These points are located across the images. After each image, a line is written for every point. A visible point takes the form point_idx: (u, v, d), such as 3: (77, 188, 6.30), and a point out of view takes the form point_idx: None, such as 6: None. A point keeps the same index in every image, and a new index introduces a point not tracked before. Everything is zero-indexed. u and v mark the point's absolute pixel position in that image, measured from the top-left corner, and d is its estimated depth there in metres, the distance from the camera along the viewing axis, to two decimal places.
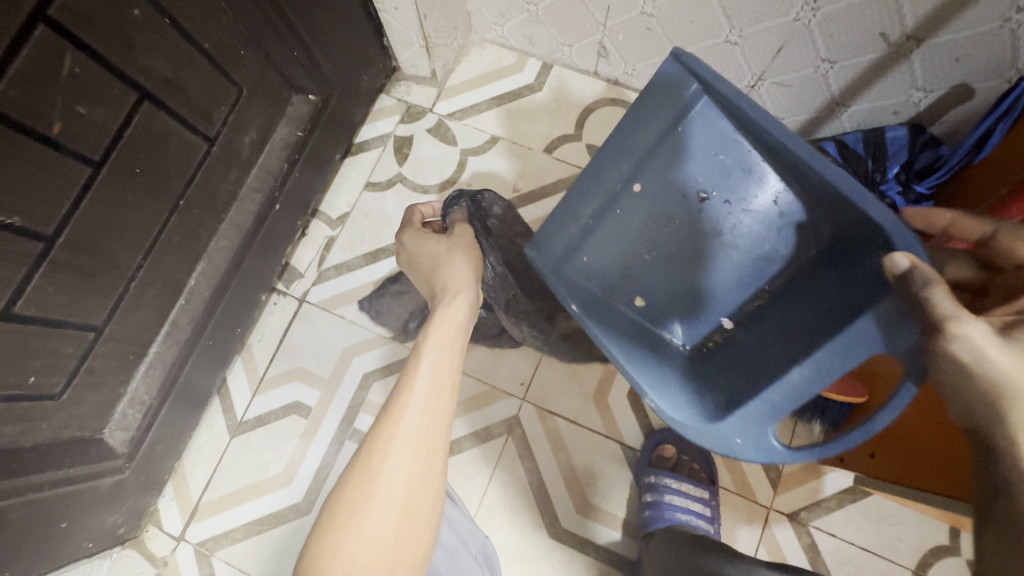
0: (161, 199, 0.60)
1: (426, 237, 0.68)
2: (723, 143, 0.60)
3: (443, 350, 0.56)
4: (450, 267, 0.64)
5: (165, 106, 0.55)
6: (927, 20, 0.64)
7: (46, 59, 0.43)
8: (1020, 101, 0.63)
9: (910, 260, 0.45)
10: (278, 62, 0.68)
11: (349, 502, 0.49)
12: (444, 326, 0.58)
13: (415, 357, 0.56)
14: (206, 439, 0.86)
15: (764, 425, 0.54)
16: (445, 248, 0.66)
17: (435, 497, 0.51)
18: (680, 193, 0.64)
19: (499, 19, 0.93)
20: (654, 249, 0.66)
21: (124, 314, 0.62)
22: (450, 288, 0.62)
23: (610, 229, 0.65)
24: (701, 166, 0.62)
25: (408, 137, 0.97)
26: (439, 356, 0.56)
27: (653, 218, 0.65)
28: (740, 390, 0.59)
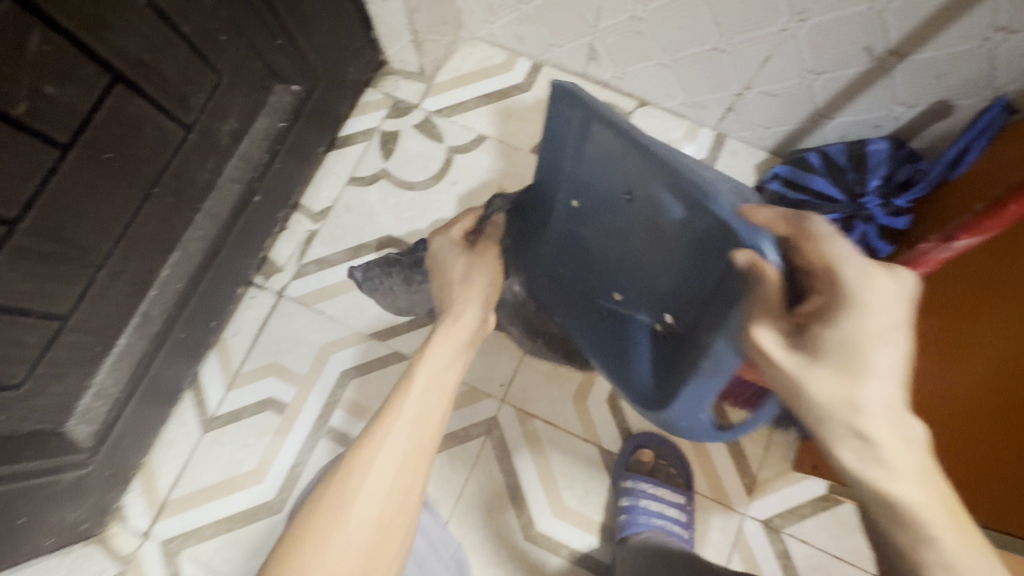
0: (133, 186, 0.58)
1: (451, 249, 0.64)
2: (628, 146, 0.46)
3: (438, 373, 0.56)
4: (466, 287, 0.61)
5: (139, 90, 0.54)
6: (910, 36, 0.64)
7: (10, 35, 0.41)
8: (996, 119, 0.66)
9: (751, 256, 0.40)
10: (261, 49, 0.67)
11: (317, 521, 0.48)
12: (444, 347, 0.57)
13: (408, 378, 0.55)
14: (176, 434, 0.84)
15: (692, 406, 0.48)
16: (467, 266, 0.63)
17: (408, 525, 0.51)
18: (616, 183, 0.52)
19: (490, 17, 0.93)
20: (623, 247, 0.56)
21: (92, 303, 0.60)
22: (455, 309, 0.60)
23: (575, 237, 0.60)
24: (626, 169, 0.48)
25: (394, 132, 0.96)
26: (432, 379, 0.55)
27: (612, 219, 0.54)
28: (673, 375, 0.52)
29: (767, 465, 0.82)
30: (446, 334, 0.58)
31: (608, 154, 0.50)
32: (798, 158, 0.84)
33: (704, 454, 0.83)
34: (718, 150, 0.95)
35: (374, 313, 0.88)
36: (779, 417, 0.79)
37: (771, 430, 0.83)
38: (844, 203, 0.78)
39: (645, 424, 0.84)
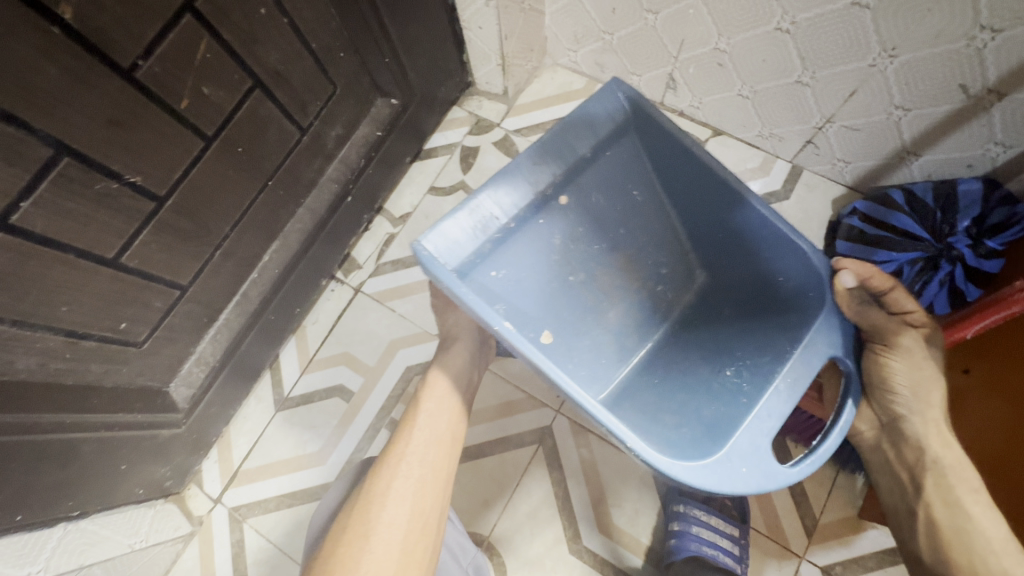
0: (254, 178, 0.66)
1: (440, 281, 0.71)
2: (633, 207, 0.68)
3: (443, 401, 0.64)
4: (456, 313, 0.70)
5: (271, 95, 0.62)
6: (1010, 75, 0.63)
7: (185, 43, 0.49)
8: None
9: (853, 280, 0.55)
10: (371, 66, 0.75)
11: (344, 551, 0.52)
12: (446, 375, 0.66)
13: (415, 408, 0.63)
14: (253, 409, 0.91)
15: (762, 434, 0.52)
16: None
17: (430, 548, 0.54)
18: (617, 207, 0.67)
19: (574, 45, 0.99)
20: (587, 274, 0.68)
21: (206, 278, 0.68)
22: (451, 334, 0.70)
23: (522, 247, 0.63)
24: (617, 216, 0.67)
25: (474, 148, 1.02)
26: (439, 405, 0.63)
27: (560, 249, 0.66)
28: (719, 431, 0.57)
29: (831, 508, 0.78)
30: (447, 363, 0.67)
31: (621, 195, 0.67)
32: (880, 197, 0.82)
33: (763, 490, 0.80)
34: (793, 181, 0.94)
35: None
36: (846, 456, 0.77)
37: (836, 472, 0.79)
38: (931, 244, 0.74)
39: None
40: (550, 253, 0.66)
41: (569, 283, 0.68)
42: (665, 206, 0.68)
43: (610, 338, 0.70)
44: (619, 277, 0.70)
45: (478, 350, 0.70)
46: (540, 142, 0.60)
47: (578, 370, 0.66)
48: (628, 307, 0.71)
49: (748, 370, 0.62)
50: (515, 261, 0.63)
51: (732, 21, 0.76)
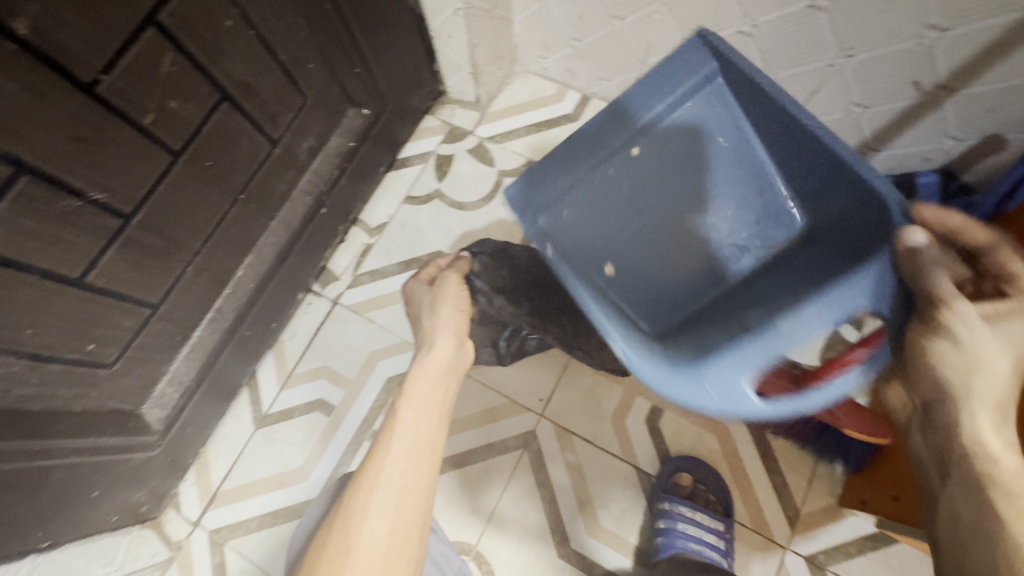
0: (225, 191, 0.65)
1: (421, 287, 0.74)
2: (699, 157, 0.69)
3: (422, 407, 0.62)
4: (433, 318, 0.70)
5: (240, 108, 0.61)
6: (959, 71, 0.66)
7: (148, 57, 0.49)
8: None
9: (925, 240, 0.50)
10: (341, 76, 0.75)
11: (324, 568, 0.50)
12: (425, 380, 0.64)
13: (394, 416, 0.61)
14: (231, 428, 0.89)
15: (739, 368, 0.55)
16: (433, 299, 0.71)
17: (413, 559, 0.53)
18: (679, 158, 0.69)
19: (544, 53, 1.00)
20: (651, 223, 0.70)
21: (177, 295, 0.67)
22: (429, 338, 0.68)
23: (586, 192, 0.71)
24: (683, 166, 0.69)
25: (449, 156, 1.02)
26: (418, 412, 0.61)
27: (619, 196, 0.71)
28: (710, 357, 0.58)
29: (812, 498, 0.80)
30: (427, 368, 0.65)
31: (722, 156, 0.69)
32: None
33: (746, 483, 0.81)
34: None
35: None
36: (824, 446, 0.79)
37: (815, 461, 0.81)
38: None
39: (684, 447, 0.83)
40: (612, 198, 0.71)
41: (622, 234, 0.71)
42: (754, 156, 0.68)
43: (680, 290, 0.69)
44: (695, 232, 0.69)
45: (458, 354, 0.68)
46: (618, 100, 0.69)
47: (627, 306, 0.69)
48: (705, 264, 0.69)
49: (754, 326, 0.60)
50: (582, 202, 0.71)
51: (696, 26, 0.78)
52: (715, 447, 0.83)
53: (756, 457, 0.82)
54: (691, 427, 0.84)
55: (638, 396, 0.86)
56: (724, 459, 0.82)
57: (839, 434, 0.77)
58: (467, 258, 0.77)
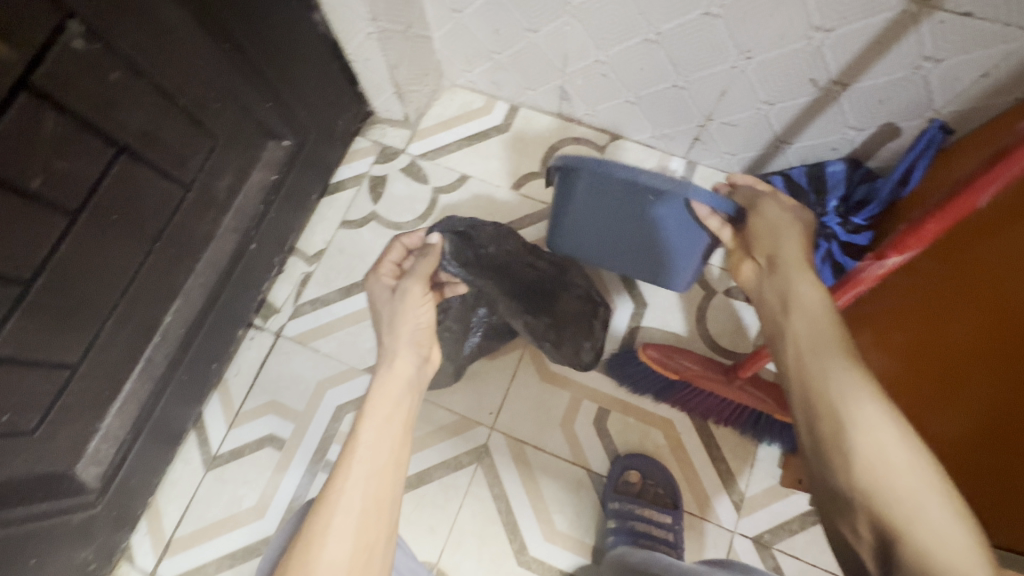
0: (138, 241, 0.64)
1: (382, 286, 0.74)
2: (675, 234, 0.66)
3: (381, 426, 0.63)
4: (393, 334, 0.70)
5: (143, 158, 0.60)
6: (848, 68, 0.69)
7: (25, 121, 0.47)
8: (934, 139, 0.70)
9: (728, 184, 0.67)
10: (255, 111, 0.74)
11: None
12: (385, 399, 0.66)
13: (354, 436, 0.62)
14: (181, 472, 0.87)
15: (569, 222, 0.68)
16: (393, 311, 0.71)
17: None
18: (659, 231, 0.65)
19: (468, 67, 1.01)
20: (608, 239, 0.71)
21: (99, 351, 0.65)
22: (387, 353, 0.69)
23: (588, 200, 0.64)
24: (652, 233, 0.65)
25: (382, 177, 1.02)
26: (378, 432, 0.63)
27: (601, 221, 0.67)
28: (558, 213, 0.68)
29: (754, 481, 0.83)
30: (386, 386, 0.66)
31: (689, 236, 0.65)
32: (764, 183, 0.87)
33: (692, 474, 0.84)
34: (690, 177, 0.99)
35: (367, 349, 0.92)
36: (761, 432, 0.82)
37: (756, 446, 0.84)
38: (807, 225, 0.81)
39: (632, 445, 0.86)
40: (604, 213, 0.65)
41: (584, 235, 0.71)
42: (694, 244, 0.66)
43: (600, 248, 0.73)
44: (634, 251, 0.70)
45: (418, 371, 0.70)
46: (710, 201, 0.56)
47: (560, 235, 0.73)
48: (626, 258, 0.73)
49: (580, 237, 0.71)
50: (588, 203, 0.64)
51: (605, 35, 0.80)
52: (662, 441, 0.86)
53: (701, 447, 0.85)
54: (638, 425, 0.87)
55: (585, 398, 0.88)
56: (670, 452, 0.85)
57: (773, 419, 0.81)
58: (435, 246, 0.72)
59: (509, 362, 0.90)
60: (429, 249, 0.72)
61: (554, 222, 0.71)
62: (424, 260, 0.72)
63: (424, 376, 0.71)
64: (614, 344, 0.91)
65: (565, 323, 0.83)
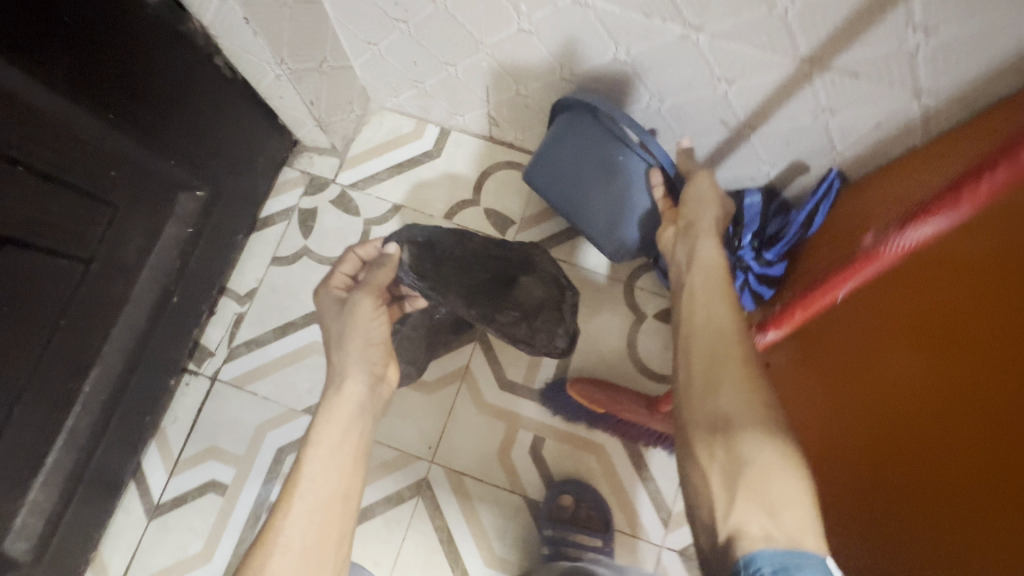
0: (39, 324, 0.63)
1: (332, 297, 0.75)
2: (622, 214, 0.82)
3: (332, 455, 0.61)
4: (342, 350, 0.69)
5: (30, 244, 0.58)
6: (754, 114, 0.70)
7: None
8: (833, 185, 0.73)
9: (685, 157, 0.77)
10: (157, 170, 0.71)
11: None
12: (333, 426, 0.64)
13: (299, 468, 0.60)
14: (123, 524, 0.88)
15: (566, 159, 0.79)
16: (343, 324, 0.71)
17: None
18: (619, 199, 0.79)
19: (393, 92, 0.98)
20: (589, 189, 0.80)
21: (10, 436, 0.64)
22: (337, 374, 0.68)
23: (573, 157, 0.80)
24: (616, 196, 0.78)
25: (312, 209, 1.00)
26: (325, 464, 0.61)
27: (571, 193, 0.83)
28: (558, 150, 0.79)
29: (681, 497, 0.88)
30: (335, 412, 0.65)
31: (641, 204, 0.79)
32: None
33: (623, 494, 0.89)
34: None
35: (305, 389, 0.93)
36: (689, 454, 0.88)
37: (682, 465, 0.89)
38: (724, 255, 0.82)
39: (567, 470, 0.90)
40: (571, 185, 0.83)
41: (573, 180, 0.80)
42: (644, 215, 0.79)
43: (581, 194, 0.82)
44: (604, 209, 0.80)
45: (370, 394, 0.68)
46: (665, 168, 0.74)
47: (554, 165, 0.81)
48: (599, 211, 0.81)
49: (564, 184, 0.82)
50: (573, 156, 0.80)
51: (523, 72, 0.79)
52: (595, 465, 0.90)
53: (631, 468, 0.90)
54: (572, 451, 0.90)
55: (522, 427, 0.92)
56: (602, 475, 0.90)
57: None
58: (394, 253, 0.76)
59: (447, 396, 0.92)
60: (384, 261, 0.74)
61: (555, 154, 0.80)
62: (380, 271, 0.74)
63: (379, 398, 0.70)
64: (549, 372, 0.93)
65: (530, 317, 0.83)
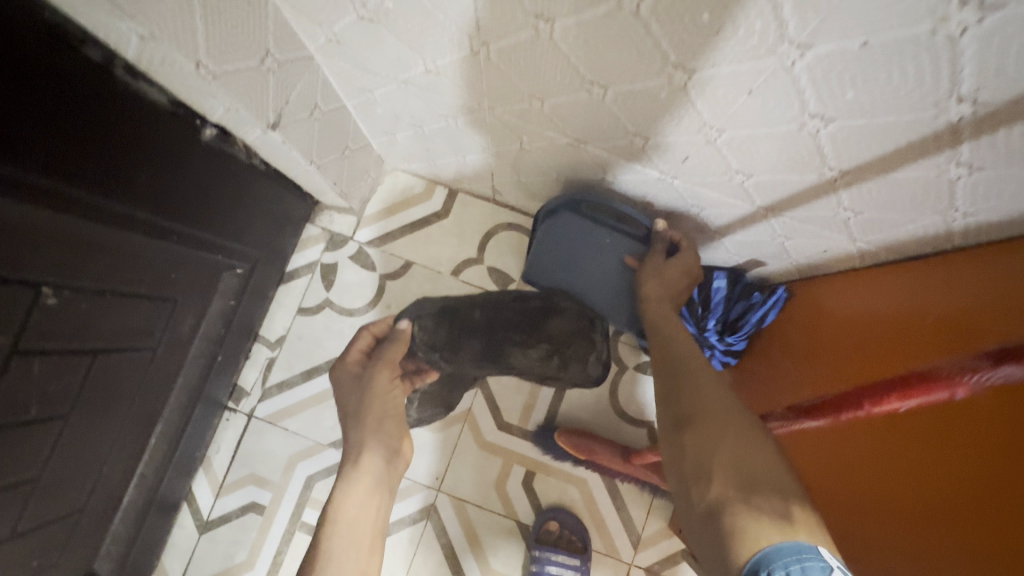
0: (120, 403, 0.76)
1: (353, 368, 0.93)
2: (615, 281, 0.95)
3: (351, 529, 0.74)
4: (359, 428, 0.83)
5: (116, 347, 0.71)
6: (723, 227, 0.81)
7: (19, 375, 0.58)
8: (776, 301, 0.90)
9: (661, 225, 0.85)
10: (208, 262, 0.82)
11: None
12: (353, 500, 0.77)
13: (323, 540, 0.72)
14: (179, 536, 1.04)
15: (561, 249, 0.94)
16: (361, 401, 0.86)
17: None
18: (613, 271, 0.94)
19: (406, 161, 1.07)
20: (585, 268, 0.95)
21: (100, 487, 0.79)
22: (353, 455, 0.81)
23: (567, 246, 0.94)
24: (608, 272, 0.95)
25: (333, 264, 1.11)
26: (345, 537, 0.73)
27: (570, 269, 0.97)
28: (554, 241, 0.94)
29: (649, 524, 1.05)
30: (355, 488, 0.78)
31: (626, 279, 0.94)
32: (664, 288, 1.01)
33: (600, 521, 1.05)
34: None
35: (330, 425, 1.07)
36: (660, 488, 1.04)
37: (652, 497, 1.05)
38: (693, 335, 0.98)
39: (553, 499, 1.06)
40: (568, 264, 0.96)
41: (569, 265, 0.96)
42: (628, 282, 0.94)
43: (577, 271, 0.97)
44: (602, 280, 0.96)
45: (384, 470, 0.82)
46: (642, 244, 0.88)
47: (551, 256, 0.96)
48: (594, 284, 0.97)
49: (558, 266, 0.96)
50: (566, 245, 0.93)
51: (525, 168, 0.89)
52: (577, 495, 1.06)
53: (608, 498, 1.06)
54: (558, 483, 1.06)
55: (516, 462, 1.07)
56: (583, 503, 1.06)
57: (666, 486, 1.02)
58: (405, 330, 0.94)
59: (453, 435, 1.07)
60: (398, 338, 0.92)
61: (550, 245, 0.95)
62: (393, 346, 0.92)
63: (393, 476, 0.83)
64: (541, 415, 1.08)
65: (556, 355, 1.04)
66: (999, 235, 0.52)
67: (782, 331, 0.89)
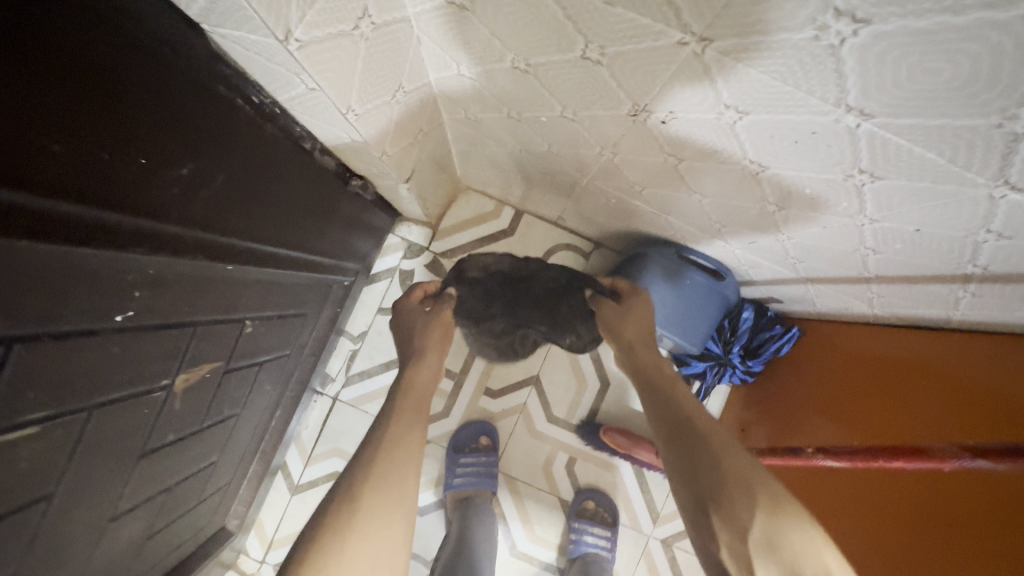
0: (263, 398, 0.92)
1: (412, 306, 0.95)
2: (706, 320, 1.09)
3: (404, 426, 0.72)
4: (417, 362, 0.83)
5: (270, 356, 0.86)
6: (764, 278, 0.98)
7: (223, 388, 0.73)
8: (790, 338, 1.08)
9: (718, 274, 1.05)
10: (328, 281, 0.97)
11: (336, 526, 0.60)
12: (407, 410, 0.74)
13: (381, 432, 0.71)
14: (274, 496, 1.23)
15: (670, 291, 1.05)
16: (422, 323, 0.90)
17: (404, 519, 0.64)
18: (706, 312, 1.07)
19: (483, 184, 1.21)
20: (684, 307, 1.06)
21: (240, 463, 0.96)
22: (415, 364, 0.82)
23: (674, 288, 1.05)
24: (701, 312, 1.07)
25: (410, 271, 1.26)
26: (401, 428, 0.71)
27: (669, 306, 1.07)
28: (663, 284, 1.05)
29: (667, 504, 1.27)
30: (406, 403, 0.76)
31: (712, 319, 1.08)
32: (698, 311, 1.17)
33: (626, 499, 1.27)
34: None
35: None
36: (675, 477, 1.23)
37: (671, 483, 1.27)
38: (717, 353, 1.15)
39: (590, 480, 1.27)
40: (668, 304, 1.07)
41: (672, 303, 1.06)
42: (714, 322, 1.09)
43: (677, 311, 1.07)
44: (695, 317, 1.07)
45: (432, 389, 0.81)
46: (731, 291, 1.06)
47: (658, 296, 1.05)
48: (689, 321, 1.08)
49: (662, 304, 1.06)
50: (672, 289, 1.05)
51: (598, 212, 1.04)
52: (609, 478, 1.27)
53: (634, 481, 1.28)
54: (594, 467, 1.27)
55: (560, 449, 1.27)
56: (614, 484, 1.27)
57: None
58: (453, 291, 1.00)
59: (509, 423, 1.27)
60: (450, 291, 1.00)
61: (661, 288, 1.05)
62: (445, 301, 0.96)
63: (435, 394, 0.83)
64: (583, 411, 1.27)
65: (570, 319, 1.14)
66: (980, 330, 0.69)
67: (793, 362, 1.08)
